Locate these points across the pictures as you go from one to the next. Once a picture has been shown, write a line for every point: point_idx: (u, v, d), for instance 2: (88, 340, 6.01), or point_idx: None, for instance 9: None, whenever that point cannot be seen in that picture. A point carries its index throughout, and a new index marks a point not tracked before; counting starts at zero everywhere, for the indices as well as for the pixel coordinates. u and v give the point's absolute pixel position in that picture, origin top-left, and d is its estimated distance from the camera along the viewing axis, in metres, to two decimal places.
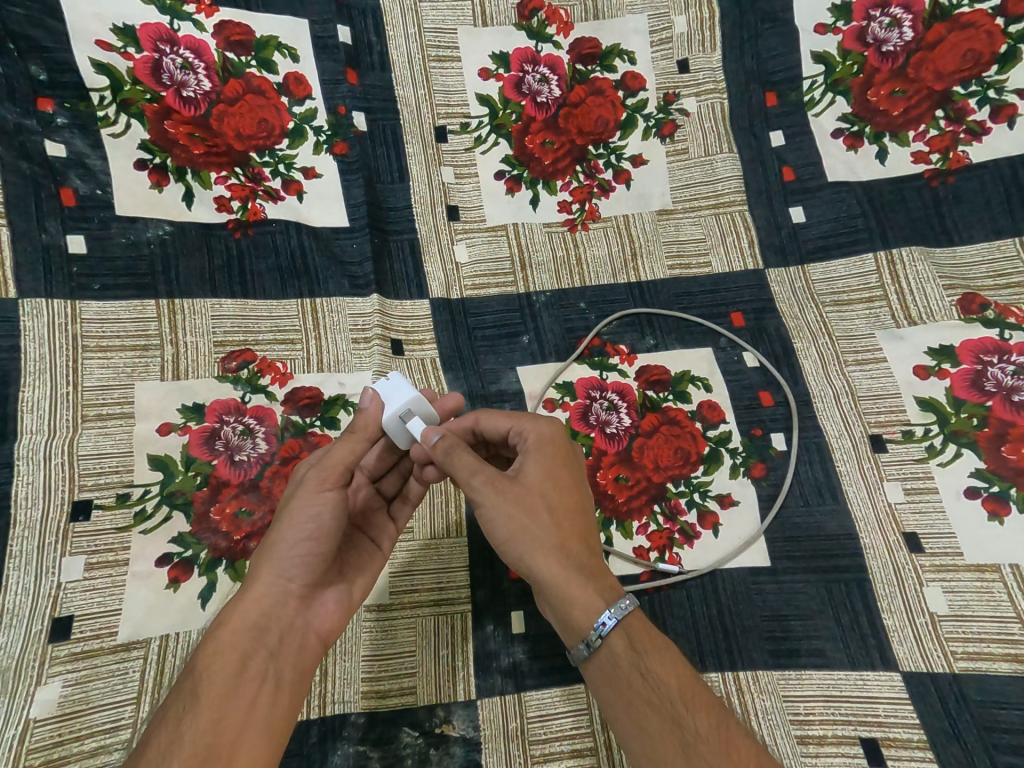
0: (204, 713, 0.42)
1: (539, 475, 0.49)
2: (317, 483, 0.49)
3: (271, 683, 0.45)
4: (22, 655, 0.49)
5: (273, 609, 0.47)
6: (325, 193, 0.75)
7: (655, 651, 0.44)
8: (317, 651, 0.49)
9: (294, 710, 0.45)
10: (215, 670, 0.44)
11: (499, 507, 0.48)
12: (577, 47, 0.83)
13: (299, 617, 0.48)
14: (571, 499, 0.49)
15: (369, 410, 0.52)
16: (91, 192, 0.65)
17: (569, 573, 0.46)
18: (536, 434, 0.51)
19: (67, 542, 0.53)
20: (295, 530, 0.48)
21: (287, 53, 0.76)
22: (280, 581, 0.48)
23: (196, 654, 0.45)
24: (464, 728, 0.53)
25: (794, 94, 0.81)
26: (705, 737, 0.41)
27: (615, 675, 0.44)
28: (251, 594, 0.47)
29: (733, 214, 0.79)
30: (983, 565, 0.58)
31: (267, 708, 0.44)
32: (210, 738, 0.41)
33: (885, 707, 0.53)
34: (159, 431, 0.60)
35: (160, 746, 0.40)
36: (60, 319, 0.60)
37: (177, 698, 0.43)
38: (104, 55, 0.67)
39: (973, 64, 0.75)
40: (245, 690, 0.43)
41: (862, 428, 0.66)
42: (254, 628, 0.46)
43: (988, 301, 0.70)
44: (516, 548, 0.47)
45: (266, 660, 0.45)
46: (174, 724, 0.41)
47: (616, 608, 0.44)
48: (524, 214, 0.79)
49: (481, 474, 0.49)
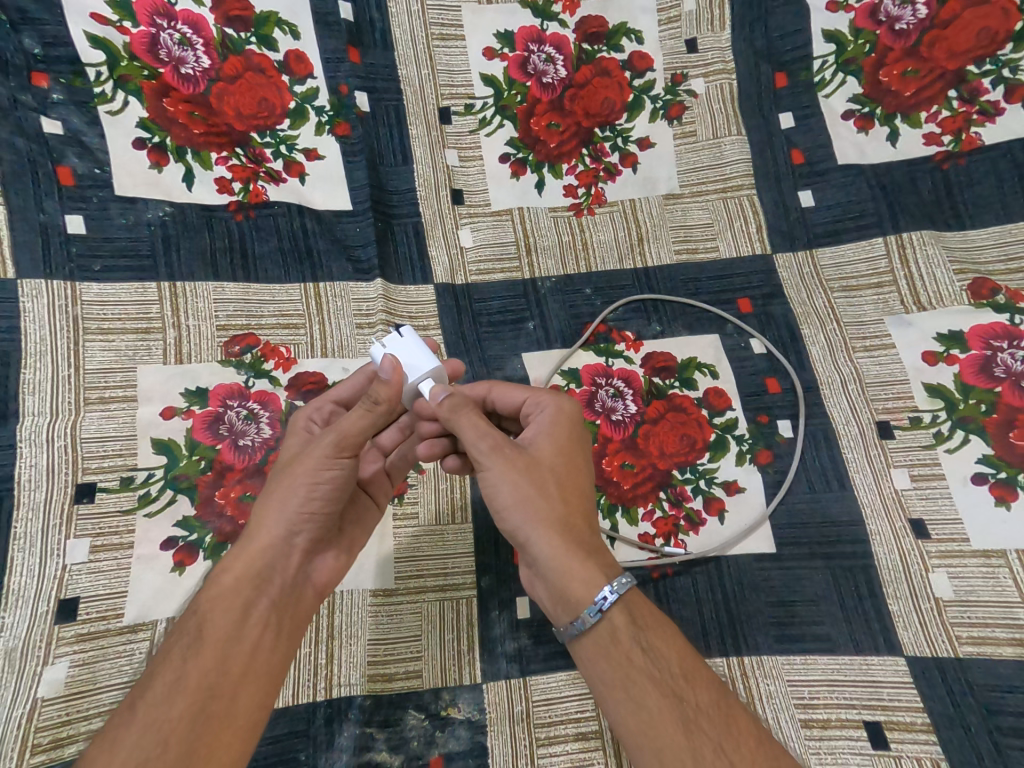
0: (208, 654, 0.42)
1: (551, 448, 0.49)
2: (333, 446, 0.48)
3: (272, 631, 0.45)
4: (28, 636, 0.49)
5: (277, 560, 0.47)
6: (328, 174, 0.74)
7: (655, 627, 0.44)
8: (313, 603, 0.49)
9: (290, 656, 0.46)
10: (218, 614, 0.43)
11: (506, 475, 0.47)
12: (582, 25, 0.81)
13: (300, 570, 0.49)
14: (579, 476, 0.49)
15: (392, 386, 0.47)
16: (88, 171, 0.64)
17: (571, 547, 0.46)
18: (555, 407, 0.52)
19: (71, 525, 0.53)
20: (306, 487, 0.47)
21: (287, 29, 0.75)
22: (285, 536, 0.47)
23: (200, 596, 0.45)
24: (469, 711, 0.53)
25: (804, 75, 0.79)
26: (705, 712, 0.41)
27: (613, 650, 0.43)
28: (257, 543, 0.46)
29: (741, 198, 0.78)
30: (988, 551, 0.58)
31: (267, 654, 0.44)
32: (212, 680, 0.41)
33: (889, 690, 0.53)
34: (163, 415, 0.59)
35: (165, 683, 0.40)
36: (60, 300, 0.60)
37: (180, 637, 0.43)
38: (100, 30, 0.66)
39: (987, 42, 0.74)
40: (248, 637, 0.44)
41: (869, 414, 0.66)
42: (258, 577, 0.46)
43: (999, 286, 0.69)
44: (517, 516, 0.47)
45: (268, 609, 0.46)
46: (178, 661, 0.41)
47: (617, 584, 0.44)
48: (530, 197, 0.78)
49: (493, 440, 0.49)
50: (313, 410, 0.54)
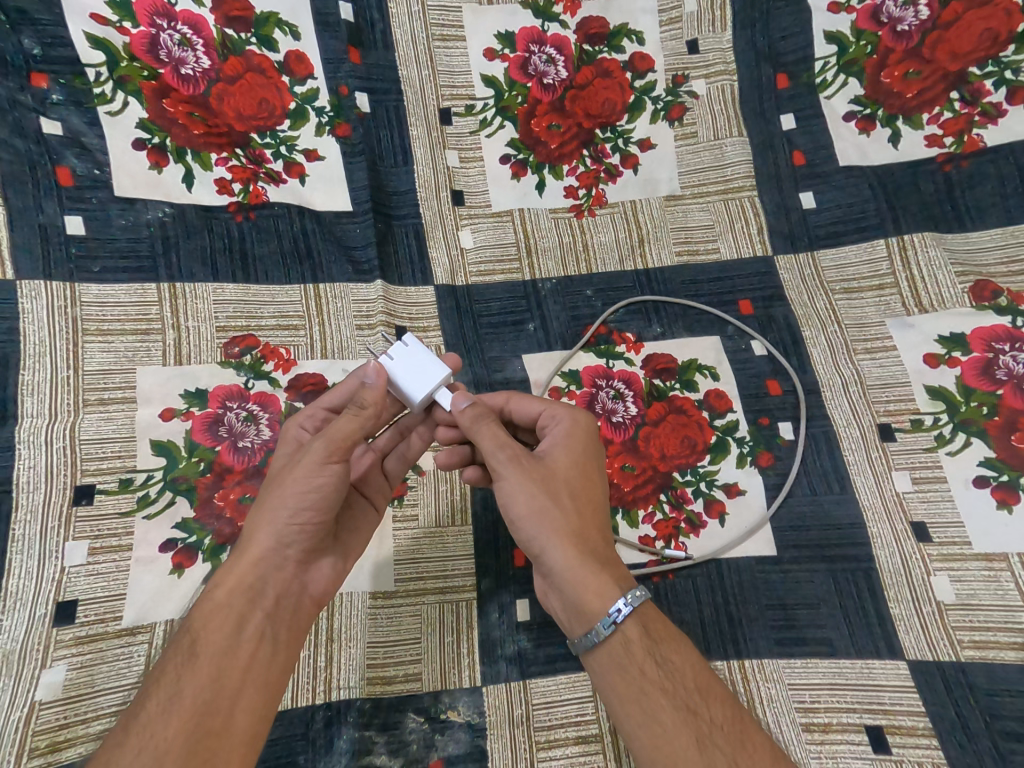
0: (201, 671, 0.42)
1: (566, 461, 0.49)
2: (323, 453, 0.47)
3: (267, 643, 0.45)
4: (26, 639, 0.49)
5: (269, 572, 0.47)
6: (329, 175, 0.74)
7: (669, 641, 0.45)
8: (311, 612, 0.49)
9: (289, 668, 0.46)
10: (212, 629, 0.43)
11: (522, 487, 0.47)
12: (584, 26, 0.81)
13: (295, 580, 0.48)
14: (593, 489, 0.49)
15: (377, 386, 0.48)
16: (88, 171, 0.64)
17: (586, 559, 0.46)
18: (570, 420, 0.51)
19: (69, 527, 0.53)
20: (294, 499, 0.47)
21: (288, 30, 0.75)
22: (277, 548, 0.47)
23: (193, 613, 0.45)
24: (469, 714, 0.53)
25: (806, 76, 0.79)
26: (719, 727, 0.41)
27: (627, 664, 0.44)
28: (248, 556, 0.46)
29: (742, 199, 0.77)
30: (990, 554, 0.58)
31: (264, 667, 0.44)
32: (207, 696, 0.41)
33: (891, 694, 0.53)
34: (162, 416, 0.59)
35: (159, 702, 0.40)
36: (60, 301, 0.60)
37: (174, 655, 0.43)
38: (100, 30, 0.66)
39: (990, 43, 0.74)
40: (243, 650, 0.44)
41: (870, 417, 0.66)
42: (250, 591, 0.46)
43: (1001, 288, 0.69)
44: (533, 527, 0.47)
45: (263, 622, 0.45)
46: (173, 680, 0.41)
47: (631, 596, 0.45)
48: (530, 198, 0.78)
49: (512, 452, 0.48)
50: (305, 418, 0.54)
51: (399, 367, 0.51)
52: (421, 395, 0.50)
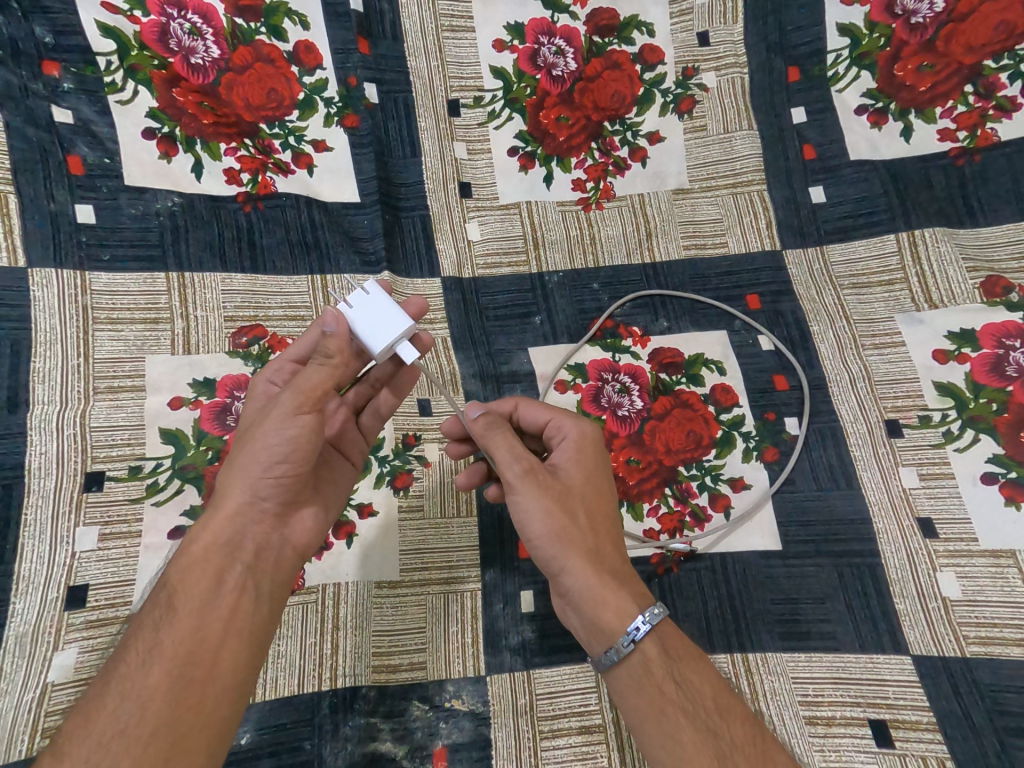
0: (181, 624, 0.42)
1: (580, 476, 0.50)
2: (291, 405, 0.47)
3: (250, 594, 0.45)
4: (38, 621, 0.49)
5: (246, 527, 0.47)
6: (336, 166, 0.74)
7: (688, 661, 0.45)
8: (293, 563, 0.50)
9: (273, 619, 0.47)
10: (190, 583, 0.44)
11: (539, 503, 0.47)
12: (593, 17, 0.81)
13: (275, 533, 0.49)
14: (604, 502, 0.50)
15: (340, 335, 0.47)
16: (99, 160, 0.64)
17: (603, 577, 0.46)
18: (577, 433, 0.51)
19: (80, 513, 0.53)
20: (267, 453, 0.46)
21: (298, 19, 0.74)
22: (254, 501, 0.47)
23: (171, 569, 0.45)
24: (473, 703, 0.53)
25: (817, 69, 0.78)
26: (741, 748, 0.41)
27: (647, 683, 0.44)
28: (223, 512, 0.46)
29: (752, 194, 0.77)
30: (997, 551, 0.58)
31: (247, 617, 0.45)
32: (189, 646, 0.41)
33: (895, 689, 0.53)
34: (170, 405, 0.60)
35: (140, 653, 0.41)
36: (70, 289, 0.60)
37: (153, 608, 0.43)
38: (111, 18, 0.66)
39: (1005, 36, 0.73)
40: (224, 602, 0.44)
41: (878, 413, 0.66)
42: (228, 545, 0.46)
43: (1012, 284, 0.69)
44: (551, 546, 0.47)
45: (243, 574, 0.46)
46: (152, 632, 0.42)
47: (650, 614, 0.45)
48: (538, 191, 0.77)
49: (528, 464, 0.49)
50: (272, 371, 0.54)
51: (360, 316, 0.48)
52: (383, 346, 0.47)
